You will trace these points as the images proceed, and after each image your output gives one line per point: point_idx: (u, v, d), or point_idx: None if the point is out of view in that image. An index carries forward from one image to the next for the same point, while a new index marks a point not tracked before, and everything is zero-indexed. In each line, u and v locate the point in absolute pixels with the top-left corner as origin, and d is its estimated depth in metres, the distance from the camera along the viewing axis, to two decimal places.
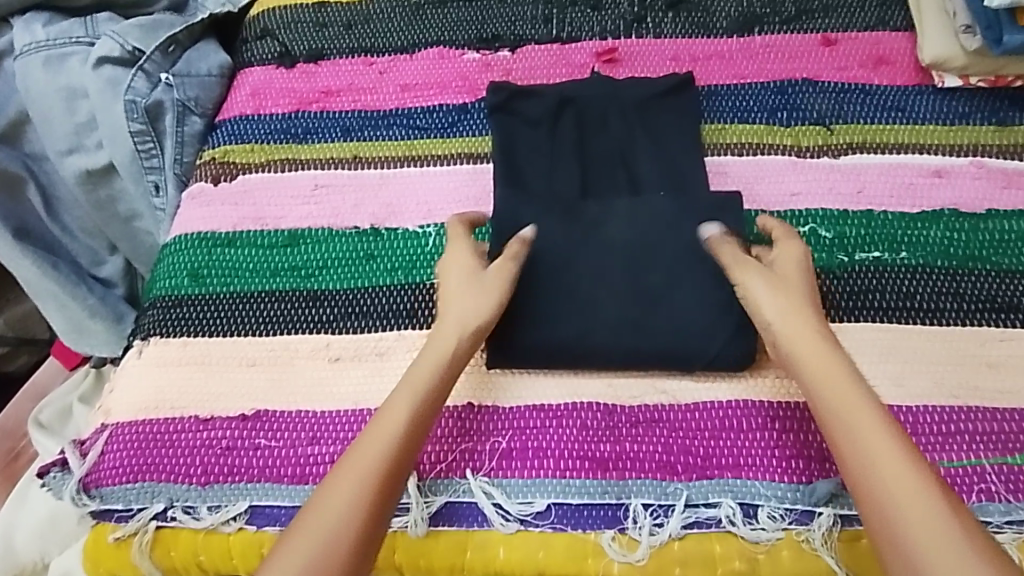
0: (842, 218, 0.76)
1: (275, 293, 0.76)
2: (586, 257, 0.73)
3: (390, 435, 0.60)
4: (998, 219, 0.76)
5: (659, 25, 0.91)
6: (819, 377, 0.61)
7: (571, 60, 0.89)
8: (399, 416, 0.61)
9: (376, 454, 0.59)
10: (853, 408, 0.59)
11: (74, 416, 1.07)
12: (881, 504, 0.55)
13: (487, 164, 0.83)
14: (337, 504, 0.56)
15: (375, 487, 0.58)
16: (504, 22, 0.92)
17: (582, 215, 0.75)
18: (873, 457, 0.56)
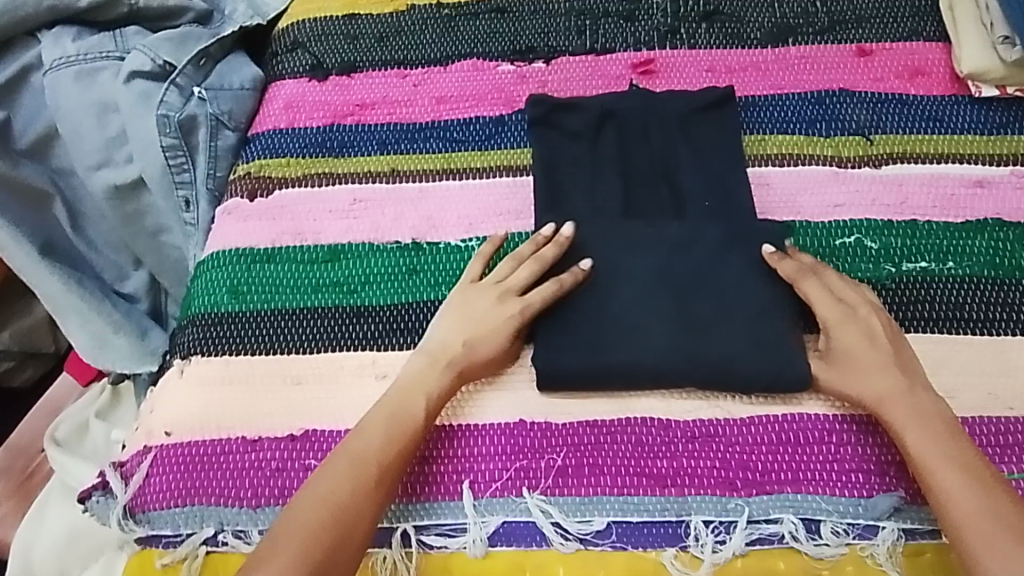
0: (887, 229, 0.76)
1: (318, 310, 0.75)
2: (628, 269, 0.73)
3: (374, 448, 0.63)
4: None
5: (694, 36, 0.90)
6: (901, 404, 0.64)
7: (607, 72, 0.89)
8: (387, 428, 0.64)
9: (358, 465, 0.62)
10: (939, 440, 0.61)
11: (93, 434, 1.05)
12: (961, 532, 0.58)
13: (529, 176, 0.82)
14: (320, 511, 0.60)
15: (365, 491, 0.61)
16: (538, 33, 0.92)
17: (628, 229, 0.74)
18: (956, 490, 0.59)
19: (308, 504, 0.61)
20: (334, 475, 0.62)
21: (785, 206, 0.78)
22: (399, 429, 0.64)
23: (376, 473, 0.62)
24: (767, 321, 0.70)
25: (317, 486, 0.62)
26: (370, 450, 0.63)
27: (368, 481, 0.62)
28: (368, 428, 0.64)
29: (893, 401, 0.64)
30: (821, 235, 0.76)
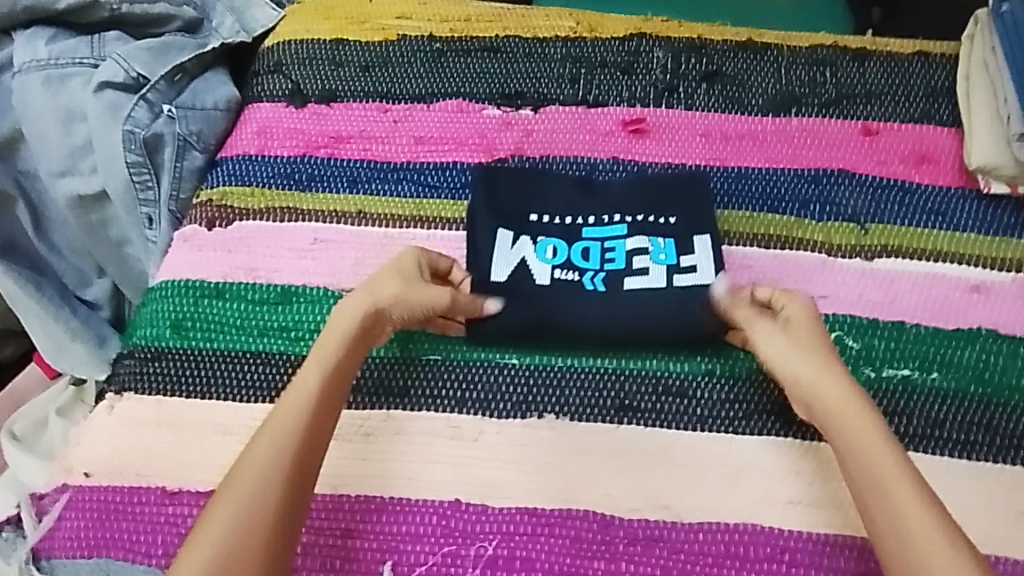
0: (871, 328, 0.71)
1: (261, 356, 0.71)
2: (601, 238, 0.74)
3: (289, 426, 0.59)
4: None
5: (692, 97, 0.86)
6: (844, 422, 0.61)
7: (596, 127, 0.84)
8: (289, 407, 0.60)
9: (268, 453, 0.58)
10: (874, 451, 0.59)
11: (50, 430, 0.99)
12: (907, 544, 0.55)
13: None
14: (242, 500, 0.56)
15: (280, 466, 0.58)
16: (528, 78, 0.88)
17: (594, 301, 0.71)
18: (903, 503, 0.56)
19: (237, 488, 0.56)
20: (246, 469, 0.57)
21: None
22: (312, 398, 0.61)
23: (319, 405, 0.61)
24: (718, 420, 0.68)
25: (234, 486, 0.57)
26: (281, 433, 0.59)
27: (289, 452, 0.58)
28: (274, 416, 0.60)
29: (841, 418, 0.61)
30: None
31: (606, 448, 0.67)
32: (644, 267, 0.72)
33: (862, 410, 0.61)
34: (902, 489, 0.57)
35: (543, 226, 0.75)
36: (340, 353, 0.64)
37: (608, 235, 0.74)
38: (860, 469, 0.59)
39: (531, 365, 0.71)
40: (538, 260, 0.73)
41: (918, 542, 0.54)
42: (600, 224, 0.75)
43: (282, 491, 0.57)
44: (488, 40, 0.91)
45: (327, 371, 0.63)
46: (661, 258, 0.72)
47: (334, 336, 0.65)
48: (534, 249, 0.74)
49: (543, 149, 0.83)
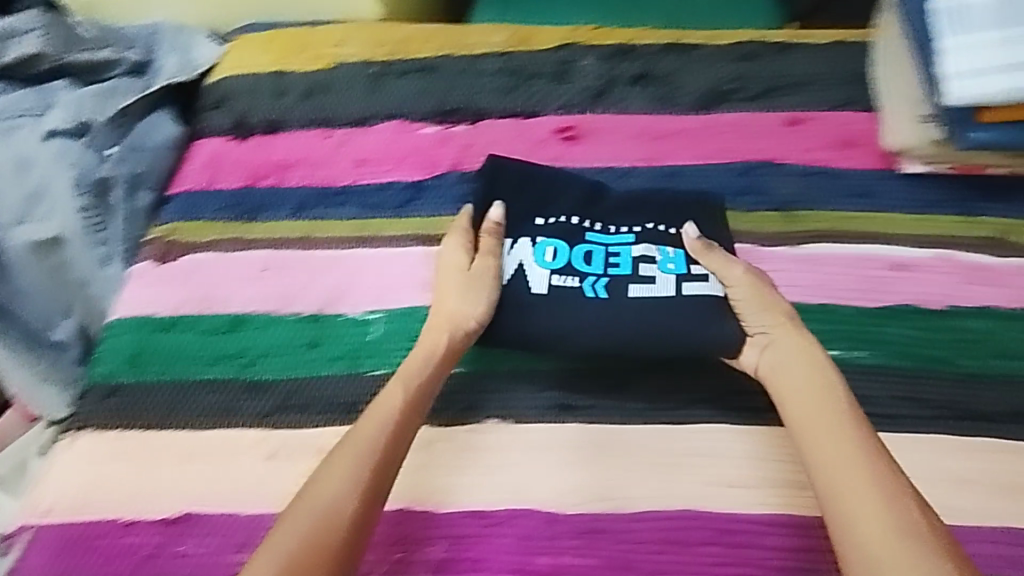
0: (801, 312, 0.74)
1: (215, 382, 0.74)
2: (607, 244, 0.75)
3: (371, 436, 0.62)
4: (963, 317, 0.73)
5: (623, 101, 0.89)
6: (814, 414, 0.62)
7: (532, 135, 0.87)
8: (372, 428, 0.63)
9: (348, 470, 0.60)
10: (852, 465, 0.57)
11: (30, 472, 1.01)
12: (858, 534, 0.54)
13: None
14: (322, 505, 0.57)
15: (360, 484, 0.59)
16: (465, 94, 0.91)
17: (593, 312, 0.71)
18: (859, 511, 0.55)
19: (320, 491, 0.58)
20: (325, 482, 0.59)
21: None
22: (393, 410, 0.64)
23: (400, 418, 0.64)
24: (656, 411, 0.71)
25: (316, 490, 0.58)
26: (359, 452, 0.61)
27: (369, 464, 0.60)
28: (353, 433, 0.62)
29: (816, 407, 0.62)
30: None
31: (550, 445, 0.69)
32: (652, 275, 0.73)
33: (846, 426, 0.60)
34: (870, 503, 0.55)
35: (544, 229, 0.76)
36: (423, 372, 0.68)
37: (612, 241, 0.75)
38: (829, 481, 0.58)
39: (477, 371, 0.73)
40: (536, 265, 0.74)
41: (868, 535, 0.53)
42: (604, 232, 0.76)
43: (363, 498, 0.58)
44: (424, 60, 0.94)
45: (410, 386, 0.66)
46: (669, 268, 0.73)
47: (416, 354, 0.69)
48: (534, 252, 0.75)
49: (482, 161, 0.86)
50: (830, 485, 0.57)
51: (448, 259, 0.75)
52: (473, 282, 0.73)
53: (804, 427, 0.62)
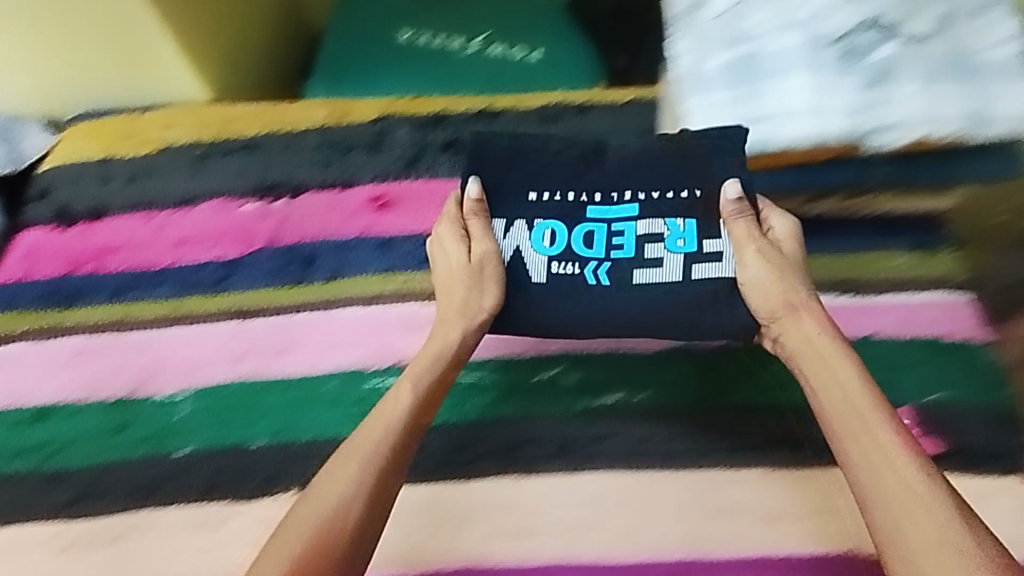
0: (586, 360, 0.78)
1: (16, 477, 0.74)
2: (607, 219, 0.75)
3: (374, 440, 0.65)
4: (739, 355, 0.77)
5: (435, 166, 0.94)
6: (828, 398, 0.65)
7: (346, 206, 0.91)
8: (371, 436, 0.65)
9: (348, 476, 0.62)
10: (899, 483, 0.58)
11: None
12: (891, 534, 0.56)
13: (286, 312, 0.83)
14: (314, 510, 0.60)
15: (362, 490, 0.61)
16: (285, 168, 0.95)
17: (596, 297, 0.73)
18: (897, 511, 0.57)
19: (321, 498, 0.61)
20: (309, 509, 0.60)
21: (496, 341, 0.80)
22: (400, 412, 0.67)
23: (405, 421, 0.66)
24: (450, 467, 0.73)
25: (316, 498, 0.61)
26: (363, 458, 0.63)
27: (376, 470, 0.63)
28: (353, 439, 0.65)
29: (824, 387, 0.66)
30: (523, 370, 0.78)
31: None
32: (657, 258, 0.73)
33: (876, 424, 0.62)
34: (929, 518, 0.56)
35: (541, 208, 0.76)
36: (437, 373, 0.70)
37: (612, 217, 0.75)
38: (870, 492, 0.59)
39: (279, 442, 0.75)
40: (536, 250, 0.75)
41: (904, 531, 0.56)
42: (604, 205, 0.76)
43: (368, 500, 0.61)
44: (249, 138, 0.98)
45: (415, 385, 0.69)
46: (679, 245, 0.73)
47: (424, 355, 0.72)
48: (535, 236, 0.76)
49: (298, 234, 0.90)
50: (875, 492, 0.59)
51: (449, 248, 0.76)
52: (473, 278, 0.74)
53: (829, 420, 0.64)
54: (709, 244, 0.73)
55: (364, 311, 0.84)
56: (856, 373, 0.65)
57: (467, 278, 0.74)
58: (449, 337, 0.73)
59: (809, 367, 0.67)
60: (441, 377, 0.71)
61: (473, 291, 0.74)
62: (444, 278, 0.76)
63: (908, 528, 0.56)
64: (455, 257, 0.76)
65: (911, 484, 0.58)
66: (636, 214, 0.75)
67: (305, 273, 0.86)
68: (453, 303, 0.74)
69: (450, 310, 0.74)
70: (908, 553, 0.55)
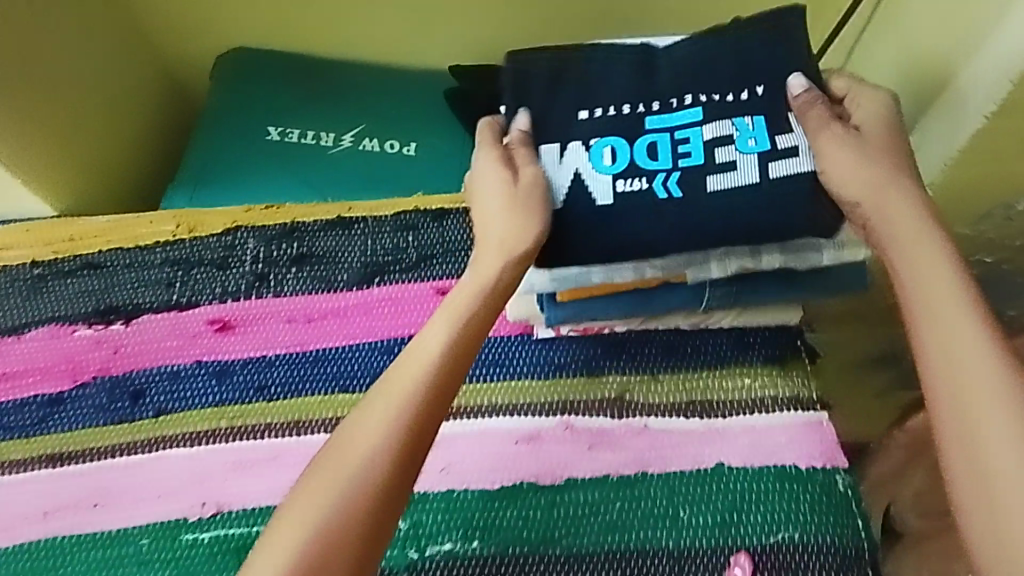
0: (420, 503, 0.73)
1: None
2: (672, 126, 0.71)
3: (408, 384, 0.63)
4: (577, 490, 0.73)
5: (281, 283, 0.89)
6: (935, 303, 0.63)
7: (184, 330, 0.86)
8: (405, 380, 0.64)
9: (379, 424, 0.61)
10: (992, 403, 0.58)
11: None
12: (979, 458, 0.57)
13: (104, 456, 0.79)
14: (346, 463, 0.60)
15: (392, 443, 0.61)
16: (125, 290, 0.90)
17: (674, 211, 0.68)
18: (999, 436, 0.57)
19: (357, 445, 0.60)
20: (347, 456, 0.60)
21: None
22: (433, 355, 0.65)
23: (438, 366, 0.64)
24: None
25: (350, 447, 0.60)
26: (394, 405, 0.62)
27: (404, 420, 0.62)
28: (389, 382, 0.64)
29: (938, 300, 0.63)
30: None
31: None
32: (732, 160, 0.69)
33: (978, 335, 0.61)
34: (1004, 416, 0.57)
35: (592, 124, 0.72)
36: (468, 312, 0.67)
37: (674, 124, 0.71)
38: (945, 383, 0.60)
39: None
40: (598, 170, 0.70)
41: (996, 476, 0.56)
42: (662, 115, 0.72)
43: (396, 457, 0.60)
44: (89, 256, 0.93)
45: (452, 327, 0.67)
46: (752, 145, 0.69)
47: (460, 300, 0.68)
48: (591, 158, 0.71)
49: (131, 364, 0.84)
50: (960, 383, 0.59)
51: (488, 177, 0.71)
52: (521, 203, 0.69)
53: (931, 330, 0.62)
54: (783, 141, 0.69)
55: (190, 452, 0.78)
56: (952, 281, 0.63)
57: (506, 199, 0.69)
58: (483, 274, 0.69)
59: (906, 262, 0.65)
60: (477, 316, 0.68)
61: (530, 203, 0.69)
62: (485, 204, 0.71)
63: (989, 455, 0.57)
64: (496, 180, 0.71)
65: (1002, 398, 0.58)
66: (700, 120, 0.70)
67: (132, 409, 0.81)
68: (489, 237, 0.70)
69: (496, 235, 0.69)
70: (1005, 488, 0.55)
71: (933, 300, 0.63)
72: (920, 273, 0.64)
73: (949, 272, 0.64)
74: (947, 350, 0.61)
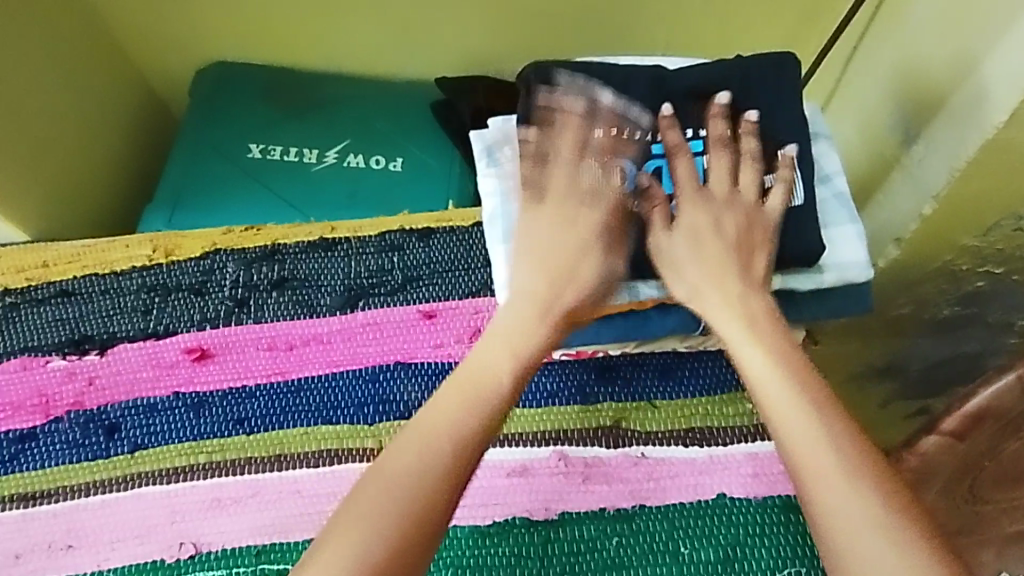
0: None
1: None
2: (678, 153, 0.72)
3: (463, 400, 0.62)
4: (572, 525, 0.69)
5: (262, 308, 0.86)
6: (747, 361, 0.65)
7: (160, 360, 0.83)
8: (463, 394, 0.62)
9: (433, 435, 0.60)
10: (825, 462, 0.58)
11: None
12: (824, 520, 0.57)
13: (78, 495, 0.75)
14: (389, 481, 0.58)
15: (448, 453, 0.59)
16: (98, 319, 0.87)
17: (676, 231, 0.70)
18: (841, 492, 0.57)
19: (401, 457, 0.59)
20: (392, 472, 0.58)
21: (311, 519, 0.72)
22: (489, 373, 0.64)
23: (492, 382, 0.64)
24: None
25: (399, 458, 0.59)
26: (447, 418, 0.61)
27: (453, 436, 0.60)
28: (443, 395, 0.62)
29: (746, 360, 0.65)
30: None
31: None
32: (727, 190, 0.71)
33: (817, 393, 0.62)
34: (838, 475, 0.58)
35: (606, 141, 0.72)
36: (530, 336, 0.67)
37: (684, 151, 0.72)
38: (784, 437, 0.61)
39: None
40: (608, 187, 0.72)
41: (839, 534, 0.56)
42: (674, 138, 0.72)
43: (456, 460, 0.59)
44: (63, 283, 0.90)
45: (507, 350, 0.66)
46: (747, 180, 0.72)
47: (507, 325, 0.67)
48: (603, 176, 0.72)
49: (105, 397, 0.81)
50: (806, 462, 0.59)
51: (539, 215, 0.72)
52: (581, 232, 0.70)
53: (761, 388, 0.63)
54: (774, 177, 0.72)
55: (167, 490, 0.74)
56: (778, 340, 0.65)
57: (560, 232, 0.71)
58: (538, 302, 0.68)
59: (720, 320, 0.67)
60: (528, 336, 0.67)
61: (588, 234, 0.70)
62: (535, 235, 0.71)
63: (834, 510, 0.57)
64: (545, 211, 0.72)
65: (829, 454, 0.59)
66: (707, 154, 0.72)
67: (106, 445, 0.78)
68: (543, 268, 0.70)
69: (552, 267, 0.70)
70: (855, 550, 0.55)
71: (751, 360, 0.65)
72: (725, 327, 0.67)
73: (758, 333, 0.66)
74: (776, 407, 0.62)
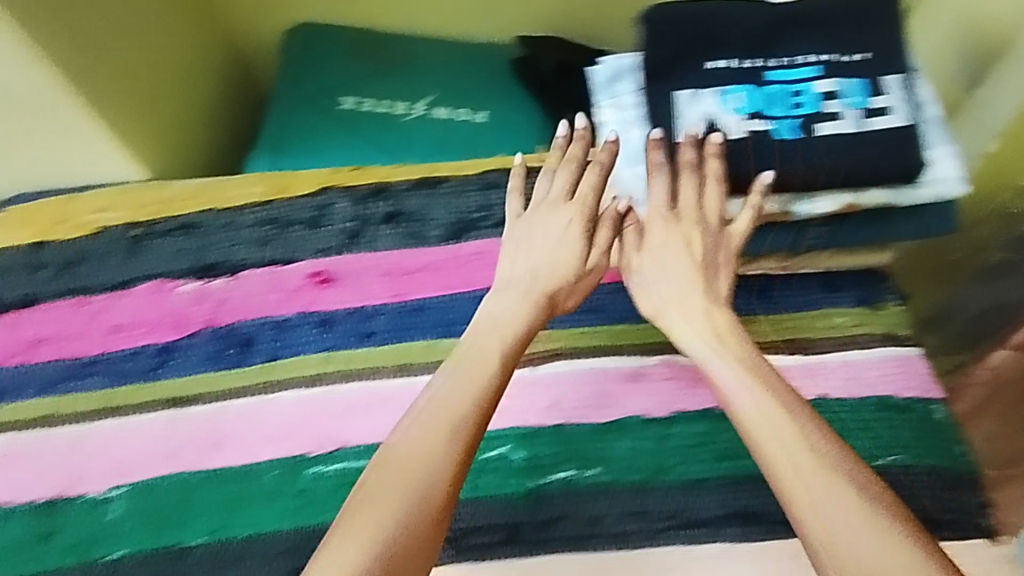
0: (533, 437, 0.75)
1: None
2: (788, 81, 0.74)
3: (456, 401, 0.64)
4: (684, 422, 0.75)
5: (376, 239, 0.93)
6: (722, 378, 0.66)
7: (282, 284, 0.89)
8: (470, 392, 0.64)
9: (431, 436, 0.61)
10: (826, 473, 0.58)
11: None
12: (821, 538, 0.55)
13: (224, 399, 0.81)
14: (394, 484, 0.58)
15: (450, 454, 0.60)
16: (219, 248, 0.93)
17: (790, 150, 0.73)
18: (829, 502, 0.56)
19: (398, 460, 0.60)
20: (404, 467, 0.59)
21: None
22: (476, 376, 0.66)
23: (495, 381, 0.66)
24: None
25: (392, 462, 0.60)
26: (429, 423, 0.62)
27: (448, 435, 0.61)
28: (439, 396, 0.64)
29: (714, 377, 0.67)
30: None
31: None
32: (839, 111, 0.73)
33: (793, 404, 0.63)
34: (833, 483, 0.57)
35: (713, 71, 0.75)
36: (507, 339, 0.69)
37: (793, 78, 0.74)
38: (758, 451, 0.61)
39: (216, 542, 0.73)
40: (725, 113, 0.74)
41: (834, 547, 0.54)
42: (781, 67, 0.75)
43: (448, 457, 0.60)
44: (185, 217, 0.96)
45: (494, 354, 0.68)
46: (855, 103, 0.73)
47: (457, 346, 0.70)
48: (718, 103, 0.74)
49: (236, 315, 0.87)
50: (772, 460, 0.59)
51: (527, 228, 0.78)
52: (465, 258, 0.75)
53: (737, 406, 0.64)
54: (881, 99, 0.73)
55: (306, 395, 0.81)
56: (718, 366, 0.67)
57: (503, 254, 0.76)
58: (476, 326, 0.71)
59: (716, 327, 0.69)
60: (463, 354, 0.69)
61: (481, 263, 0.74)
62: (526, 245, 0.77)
63: (829, 524, 0.55)
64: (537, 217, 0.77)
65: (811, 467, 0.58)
66: (819, 74, 0.74)
67: (244, 356, 0.84)
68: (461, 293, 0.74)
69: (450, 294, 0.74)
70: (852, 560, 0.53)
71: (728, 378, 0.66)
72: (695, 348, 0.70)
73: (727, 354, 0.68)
74: (753, 422, 0.62)
